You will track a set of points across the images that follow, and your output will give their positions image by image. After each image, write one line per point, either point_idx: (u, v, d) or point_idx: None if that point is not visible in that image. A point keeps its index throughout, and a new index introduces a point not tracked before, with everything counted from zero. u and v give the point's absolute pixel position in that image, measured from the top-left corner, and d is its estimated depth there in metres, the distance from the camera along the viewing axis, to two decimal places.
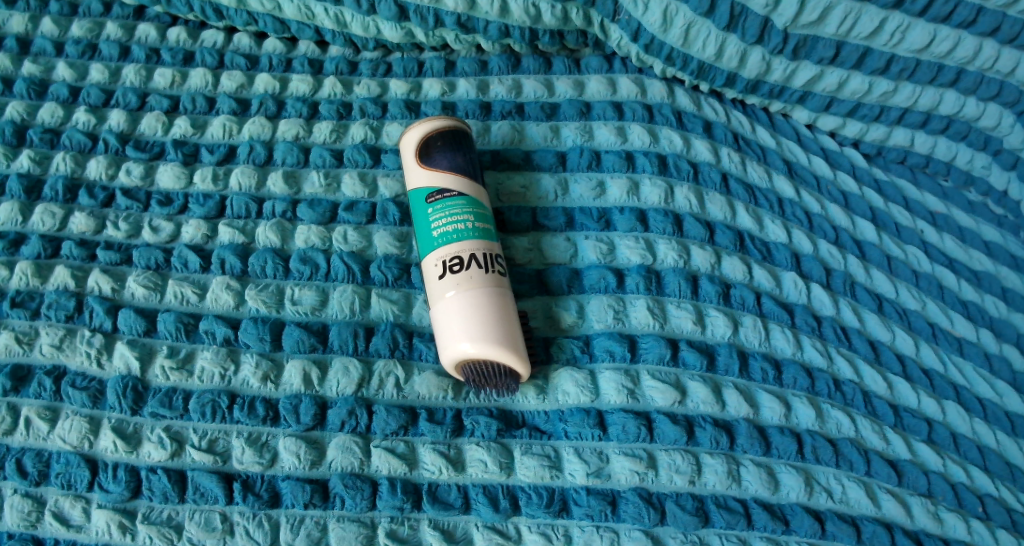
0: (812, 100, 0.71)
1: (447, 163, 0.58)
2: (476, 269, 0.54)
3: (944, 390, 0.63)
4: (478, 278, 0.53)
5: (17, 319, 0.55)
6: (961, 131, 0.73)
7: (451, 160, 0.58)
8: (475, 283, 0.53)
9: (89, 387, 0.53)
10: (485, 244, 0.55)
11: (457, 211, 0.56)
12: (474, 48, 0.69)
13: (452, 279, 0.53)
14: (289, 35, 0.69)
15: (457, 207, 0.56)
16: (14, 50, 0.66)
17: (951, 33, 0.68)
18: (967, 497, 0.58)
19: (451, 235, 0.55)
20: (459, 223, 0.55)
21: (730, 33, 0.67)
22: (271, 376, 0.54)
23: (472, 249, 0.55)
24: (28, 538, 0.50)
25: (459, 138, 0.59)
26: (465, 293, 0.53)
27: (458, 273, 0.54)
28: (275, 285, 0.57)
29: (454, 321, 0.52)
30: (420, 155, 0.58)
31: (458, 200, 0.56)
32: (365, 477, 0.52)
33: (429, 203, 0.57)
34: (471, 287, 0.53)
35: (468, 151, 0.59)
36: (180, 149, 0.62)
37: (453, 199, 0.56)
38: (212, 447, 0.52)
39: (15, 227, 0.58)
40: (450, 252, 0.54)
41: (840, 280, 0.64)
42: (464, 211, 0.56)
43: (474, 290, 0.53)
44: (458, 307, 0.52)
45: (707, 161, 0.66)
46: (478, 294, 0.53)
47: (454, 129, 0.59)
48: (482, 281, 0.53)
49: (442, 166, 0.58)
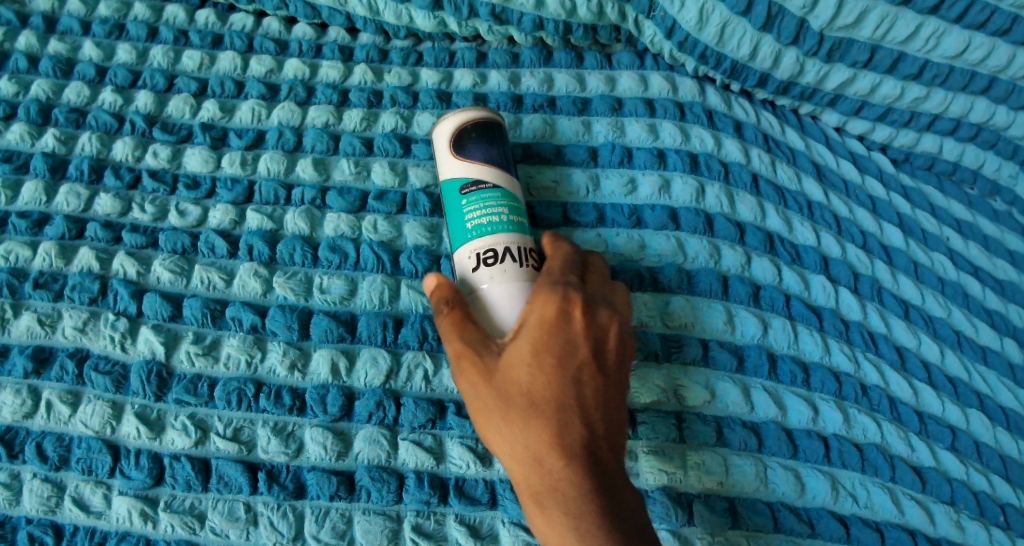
0: (843, 104, 0.71)
1: (477, 157, 0.56)
2: (511, 262, 0.52)
3: (968, 398, 0.63)
4: (512, 272, 0.52)
5: (40, 300, 0.54)
6: (989, 140, 0.73)
7: (486, 151, 0.57)
8: (508, 277, 0.52)
9: (111, 372, 0.52)
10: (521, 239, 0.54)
11: (492, 204, 0.55)
12: (506, 40, 0.69)
13: (484, 272, 0.52)
14: (319, 22, 0.68)
15: (490, 199, 0.55)
16: (39, 28, 0.65)
17: (986, 41, 0.67)
18: (989, 506, 0.59)
19: (486, 227, 0.54)
20: (493, 216, 0.54)
21: (765, 33, 0.66)
22: (298, 365, 0.53)
23: (507, 242, 0.53)
24: (47, 524, 0.49)
25: (491, 132, 0.57)
26: (498, 288, 0.52)
27: (491, 266, 0.52)
28: (303, 273, 0.56)
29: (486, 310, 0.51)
30: (449, 147, 0.57)
31: (491, 193, 0.55)
32: (391, 469, 0.51)
33: (462, 196, 0.55)
34: (505, 281, 0.52)
35: (502, 145, 0.58)
36: (207, 133, 0.61)
37: (486, 192, 0.55)
38: (237, 436, 0.51)
39: (39, 207, 0.57)
40: (484, 244, 0.53)
41: (867, 285, 0.63)
42: (498, 204, 0.55)
43: (507, 284, 0.52)
44: (491, 301, 0.51)
45: (738, 161, 0.65)
46: (512, 288, 0.52)
47: (489, 121, 0.58)
48: (516, 275, 0.52)
49: (473, 160, 0.56)
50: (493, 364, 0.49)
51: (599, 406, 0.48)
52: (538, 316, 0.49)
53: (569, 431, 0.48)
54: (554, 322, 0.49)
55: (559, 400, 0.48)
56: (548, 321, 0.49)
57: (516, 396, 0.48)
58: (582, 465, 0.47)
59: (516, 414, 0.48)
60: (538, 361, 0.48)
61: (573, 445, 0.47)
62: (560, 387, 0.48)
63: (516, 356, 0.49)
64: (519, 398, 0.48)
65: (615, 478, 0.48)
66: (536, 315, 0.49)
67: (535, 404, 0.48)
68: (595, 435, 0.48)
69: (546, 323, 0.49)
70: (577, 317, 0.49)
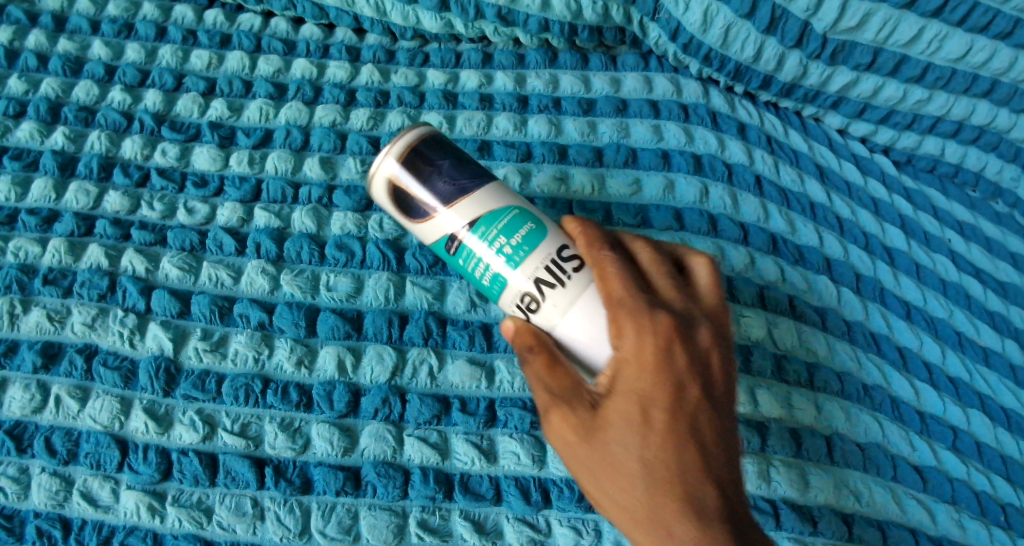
0: (846, 106, 0.71)
1: (428, 207, 0.49)
2: (552, 292, 0.47)
3: (970, 398, 0.63)
4: (563, 301, 0.47)
5: (49, 296, 0.55)
6: (991, 142, 0.73)
7: (434, 189, 0.49)
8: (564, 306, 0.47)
9: (120, 367, 0.53)
10: (549, 245, 0.48)
11: (490, 237, 0.48)
12: (512, 41, 0.69)
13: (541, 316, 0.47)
14: (326, 22, 0.69)
15: (482, 239, 0.48)
16: (49, 27, 0.65)
17: (988, 44, 0.68)
18: (990, 505, 0.59)
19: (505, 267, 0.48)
20: (501, 251, 0.48)
21: (769, 36, 0.67)
22: (305, 361, 0.54)
23: (535, 267, 0.47)
24: (55, 518, 0.50)
25: (419, 166, 0.49)
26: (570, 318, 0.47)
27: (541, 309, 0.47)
28: (310, 270, 0.57)
29: (570, 350, 0.47)
30: (401, 217, 0.50)
31: (475, 234, 0.48)
32: (397, 465, 0.52)
33: (454, 254, 0.50)
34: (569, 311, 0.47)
35: (441, 163, 0.50)
36: (215, 131, 0.61)
37: (470, 240, 0.49)
38: (244, 431, 0.52)
39: (49, 204, 0.58)
40: (518, 286, 0.48)
41: (870, 285, 0.64)
42: (494, 234, 0.48)
43: (575, 309, 0.47)
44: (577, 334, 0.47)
45: (742, 162, 0.65)
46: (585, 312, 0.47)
47: (410, 156, 0.49)
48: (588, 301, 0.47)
49: (426, 208, 0.49)
50: (593, 426, 0.45)
51: (721, 446, 0.45)
52: (634, 363, 0.45)
53: (698, 494, 0.43)
54: (656, 367, 0.44)
55: (679, 462, 0.44)
56: (649, 365, 0.45)
57: (626, 460, 0.44)
58: (718, 529, 0.43)
59: (634, 482, 0.44)
60: (646, 414, 0.44)
61: (705, 509, 0.43)
62: (677, 444, 0.44)
63: (621, 412, 0.45)
64: (630, 461, 0.44)
65: (753, 535, 0.44)
66: (633, 363, 0.45)
67: (652, 464, 0.44)
68: (725, 488, 0.44)
69: (648, 368, 0.44)
70: (677, 352, 0.45)
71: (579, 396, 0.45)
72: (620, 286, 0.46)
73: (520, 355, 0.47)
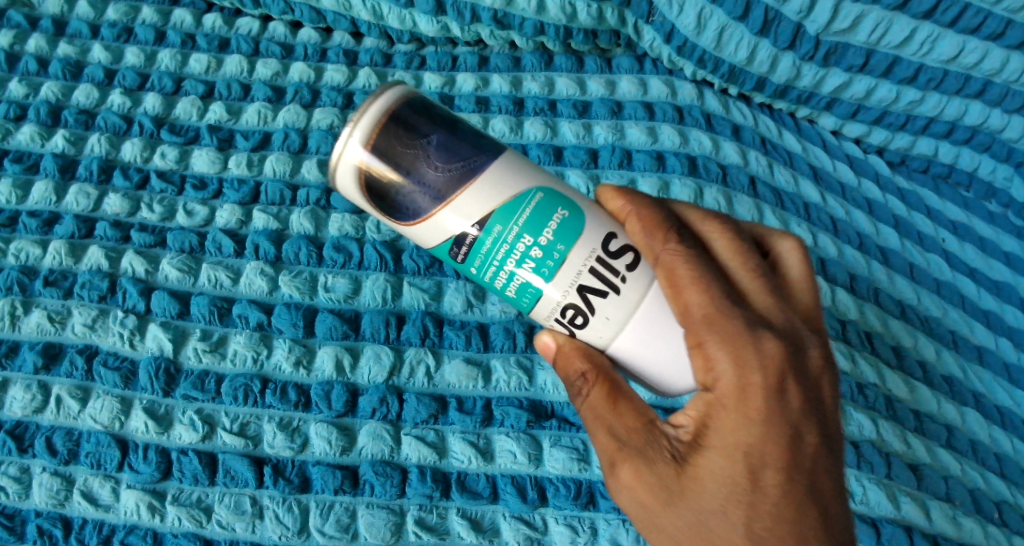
0: (839, 107, 0.72)
1: (417, 205, 0.43)
2: (597, 302, 0.43)
3: (963, 397, 0.64)
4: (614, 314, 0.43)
5: (49, 298, 0.55)
6: (984, 143, 0.74)
7: (419, 180, 0.43)
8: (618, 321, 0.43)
9: (120, 368, 0.53)
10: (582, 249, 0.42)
11: (513, 237, 0.43)
12: (508, 44, 0.70)
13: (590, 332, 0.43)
14: (324, 26, 0.69)
15: (499, 240, 0.43)
16: (49, 31, 0.66)
17: (979, 45, 0.68)
18: (983, 502, 0.60)
19: (537, 271, 0.43)
20: (529, 253, 0.43)
21: (762, 38, 0.68)
22: (303, 361, 0.54)
23: (574, 269, 0.42)
24: (56, 517, 0.50)
25: (393, 152, 0.43)
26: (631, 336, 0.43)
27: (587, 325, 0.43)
28: (308, 271, 0.57)
29: (627, 366, 0.44)
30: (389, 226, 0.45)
31: (490, 235, 0.43)
32: (394, 464, 0.52)
33: (465, 261, 0.44)
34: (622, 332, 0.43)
35: (419, 145, 0.43)
36: (214, 134, 0.62)
37: (488, 241, 0.43)
38: (243, 431, 0.52)
39: (49, 206, 0.58)
40: (555, 295, 0.43)
41: (863, 285, 0.64)
42: (519, 232, 0.42)
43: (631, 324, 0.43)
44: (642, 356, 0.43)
45: (736, 164, 0.66)
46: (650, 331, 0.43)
47: (380, 142, 0.43)
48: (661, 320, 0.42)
49: (417, 203, 0.43)
50: (690, 490, 0.41)
51: (836, 495, 0.42)
52: (739, 412, 0.41)
53: None
54: (763, 420, 0.41)
55: (796, 525, 0.40)
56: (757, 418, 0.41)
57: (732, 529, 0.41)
58: None
59: None
60: (754, 476, 0.41)
61: None
62: (792, 503, 0.41)
63: (718, 470, 0.41)
64: (737, 529, 0.41)
65: None
66: (733, 416, 0.41)
67: (762, 537, 0.40)
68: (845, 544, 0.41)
69: (756, 422, 0.41)
70: (790, 389, 0.41)
71: (655, 444, 0.42)
72: (709, 307, 0.41)
73: (572, 383, 0.43)
